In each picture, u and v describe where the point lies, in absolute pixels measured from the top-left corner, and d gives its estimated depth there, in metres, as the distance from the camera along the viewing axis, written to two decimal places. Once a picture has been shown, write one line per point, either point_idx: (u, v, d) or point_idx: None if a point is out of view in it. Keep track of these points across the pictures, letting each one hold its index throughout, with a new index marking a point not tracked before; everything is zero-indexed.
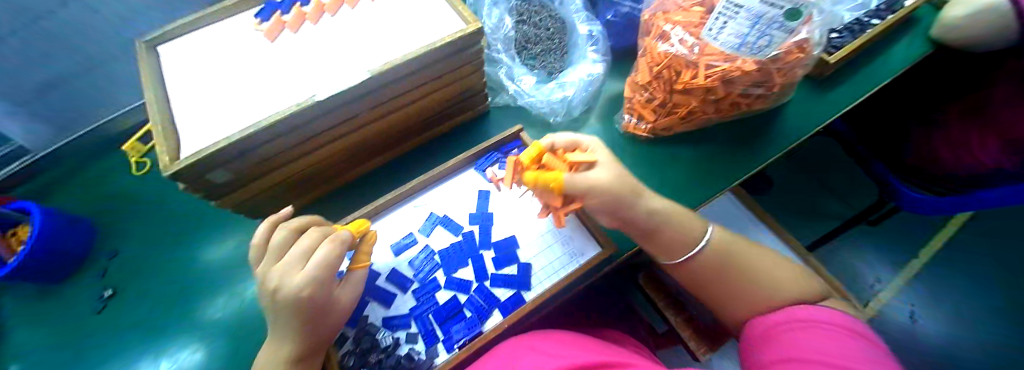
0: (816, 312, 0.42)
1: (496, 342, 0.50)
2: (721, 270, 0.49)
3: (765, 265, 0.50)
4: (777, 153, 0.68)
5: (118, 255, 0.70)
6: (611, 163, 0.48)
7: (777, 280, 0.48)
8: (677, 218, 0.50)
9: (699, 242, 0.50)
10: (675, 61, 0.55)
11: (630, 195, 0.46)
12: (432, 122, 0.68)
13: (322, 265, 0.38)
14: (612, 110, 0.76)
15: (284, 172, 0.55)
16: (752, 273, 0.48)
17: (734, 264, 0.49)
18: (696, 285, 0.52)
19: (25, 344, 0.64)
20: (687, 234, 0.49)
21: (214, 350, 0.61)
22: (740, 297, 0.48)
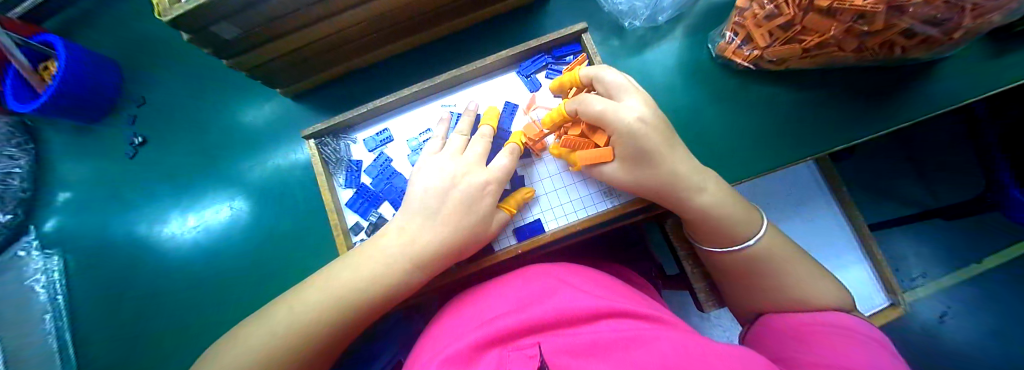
0: (861, 327, 0.33)
1: (524, 265, 0.41)
2: (751, 271, 0.40)
3: (812, 268, 0.39)
4: (891, 128, 0.53)
5: (144, 104, 0.66)
6: (635, 162, 0.37)
7: (820, 283, 0.38)
8: (717, 219, 0.39)
9: (741, 241, 0.39)
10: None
11: (661, 191, 0.38)
12: (480, 1, 0.55)
13: (504, 170, 0.41)
14: (711, 23, 0.59)
15: (305, 37, 0.46)
16: (793, 282, 0.38)
17: (771, 272, 0.39)
18: (722, 274, 0.44)
19: (71, 176, 0.66)
20: (726, 233, 0.39)
21: (245, 206, 0.63)
22: (764, 292, 0.39)
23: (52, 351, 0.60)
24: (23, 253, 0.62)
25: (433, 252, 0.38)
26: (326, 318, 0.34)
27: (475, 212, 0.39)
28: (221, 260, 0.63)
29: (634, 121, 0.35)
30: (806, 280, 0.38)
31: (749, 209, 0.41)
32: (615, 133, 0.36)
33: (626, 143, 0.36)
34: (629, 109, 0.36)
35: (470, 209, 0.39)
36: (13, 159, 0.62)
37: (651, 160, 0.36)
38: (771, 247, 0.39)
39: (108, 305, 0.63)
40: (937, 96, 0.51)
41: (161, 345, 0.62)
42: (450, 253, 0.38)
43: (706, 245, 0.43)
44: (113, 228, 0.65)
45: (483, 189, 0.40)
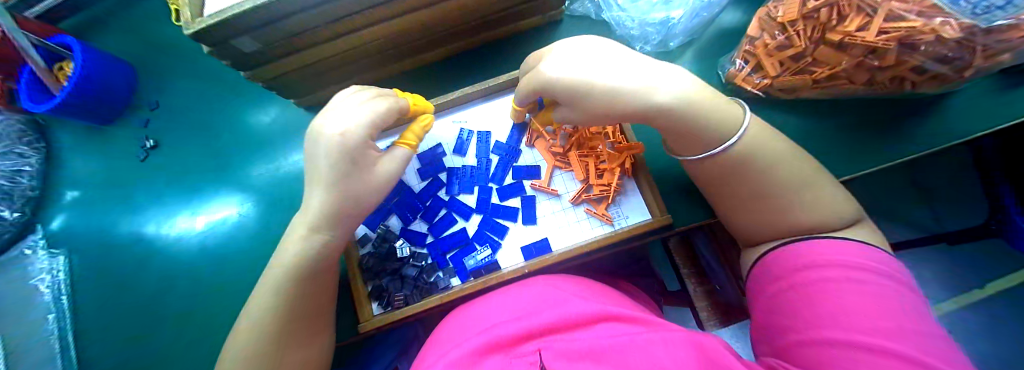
0: (872, 255, 0.29)
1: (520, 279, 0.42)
2: (746, 185, 0.36)
3: (808, 172, 0.35)
4: (902, 159, 0.54)
5: (158, 107, 0.66)
6: (570, 105, 0.38)
7: (820, 201, 0.34)
8: (696, 123, 0.34)
9: (726, 141, 0.35)
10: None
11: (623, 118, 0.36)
12: (493, 21, 0.56)
13: (383, 113, 0.37)
14: (722, 49, 0.59)
15: (322, 52, 0.47)
16: (785, 186, 0.34)
17: (762, 182, 0.35)
18: (713, 187, 0.40)
19: (77, 175, 0.67)
20: (712, 139, 0.35)
21: (251, 211, 0.63)
22: (759, 206, 0.36)
23: (53, 351, 0.59)
24: (29, 252, 0.62)
25: (342, 205, 0.36)
26: (292, 305, 0.35)
27: (362, 168, 0.36)
28: (223, 261, 0.62)
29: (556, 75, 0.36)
30: (803, 196, 0.34)
31: (736, 118, 0.35)
32: (557, 91, 0.37)
33: (552, 89, 0.37)
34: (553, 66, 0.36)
35: (348, 173, 0.35)
36: (23, 158, 0.63)
37: (584, 104, 0.36)
38: (768, 145, 0.35)
39: (106, 307, 0.62)
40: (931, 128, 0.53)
41: (158, 348, 0.61)
42: (362, 205, 0.37)
43: (691, 155, 0.39)
44: (118, 227, 0.65)
45: (366, 144, 0.36)
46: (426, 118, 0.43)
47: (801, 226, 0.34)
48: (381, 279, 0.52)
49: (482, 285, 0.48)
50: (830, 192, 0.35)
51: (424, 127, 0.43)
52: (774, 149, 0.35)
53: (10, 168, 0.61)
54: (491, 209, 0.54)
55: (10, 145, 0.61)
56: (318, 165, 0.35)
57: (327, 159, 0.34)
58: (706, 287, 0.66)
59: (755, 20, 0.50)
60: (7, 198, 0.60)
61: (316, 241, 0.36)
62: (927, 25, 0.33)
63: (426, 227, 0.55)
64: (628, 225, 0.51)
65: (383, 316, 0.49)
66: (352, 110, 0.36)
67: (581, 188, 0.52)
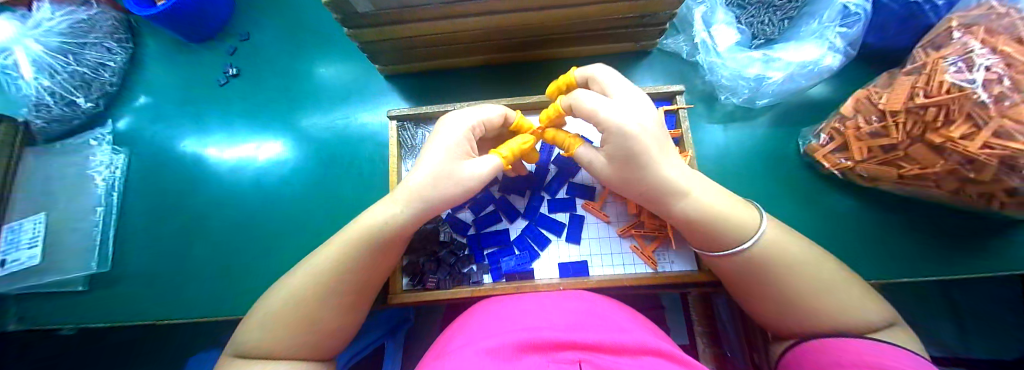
0: (894, 353, 0.25)
1: (534, 290, 0.41)
2: (762, 282, 0.34)
3: (836, 275, 0.33)
4: (964, 276, 0.52)
5: (249, 39, 0.69)
6: (620, 160, 0.36)
7: (840, 301, 0.31)
8: (712, 229, 0.36)
9: (742, 241, 0.35)
10: (958, 99, 0.35)
11: (649, 193, 0.37)
12: (589, 38, 0.56)
13: (489, 121, 0.41)
14: (809, 119, 0.59)
15: (426, 30, 0.48)
16: (809, 291, 0.32)
17: (777, 280, 0.33)
18: (726, 275, 0.39)
19: (154, 82, 0.70)
20: (724, 241, 0.36)
21: (300, 158, 0.64)
22: (777, 301, 0.34)
23: (94, 241, 0.61)
24: (94, 143, 0.65)
25: (433, 189, 0.37)
26: (359, 263, 0.35)
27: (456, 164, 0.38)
28: (270, 198, 0.63)
29: (630, 130, 0.34)
30: (818, 298, 0.31)
31: (750, 223, 0.35)
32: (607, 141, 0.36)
33: (613, 139, 0.35)
34: (626, 117, 0.34)
35: (451, 154, 0.37)
36: (110, 53, 0.66)
37: (638, 164, 0.35)
38: (779, 246, 0.34)
39: (149, 213, 0.64)
40: (999, 253, 0.51)
41: (188, 265, 0.62)
42: (450, 196, 0.37)
43: (707, 250, 0.39)
44: (183, 144, 0.67)
45: (468, 138, 0.39)
46: (525, 138, 0.42)
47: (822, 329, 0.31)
48: (416, 257, 0.53)
49: (513, 289, 0.48)
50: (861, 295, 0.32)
51: (522, 145, 0.41)
52: (787, 248, 0.34)
53: (96, 60, 0.64)
54: (538, 217, 0.54)
55: (101, 38, 0.64)
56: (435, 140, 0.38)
57: (456, 138, 0.38)
58: (716, 350, 0.62)
59: (851, 100, 0.50)
60: (85, 86, 0.63)
61: (392, 212, 0.37)
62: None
63: (470, 218, 0.56)
64: (671, 270, 0.50)
65: (412, 293, 0.50)
66: (480, 110, 0.41)
67: (630, 223, 0.52)
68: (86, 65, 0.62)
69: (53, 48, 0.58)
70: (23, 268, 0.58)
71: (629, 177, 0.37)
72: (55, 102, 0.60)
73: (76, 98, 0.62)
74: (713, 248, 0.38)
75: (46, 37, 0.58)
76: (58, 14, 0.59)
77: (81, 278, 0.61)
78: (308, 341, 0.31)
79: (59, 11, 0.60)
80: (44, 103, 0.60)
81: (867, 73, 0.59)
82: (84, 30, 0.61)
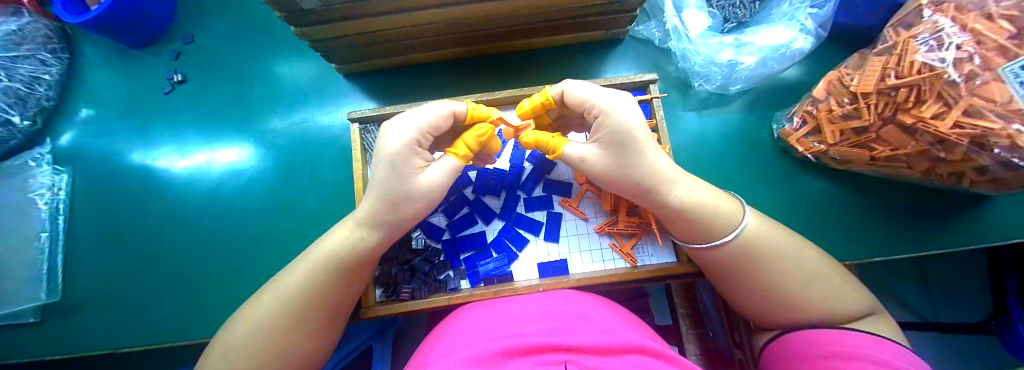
0: (888, 348, 0.26)
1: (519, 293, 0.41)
2: (744, 275, 0.35)
3: (817, 266, 0.33)
4: (935, 251, 0.53)
5: (194, 42, 0.64)
6: (616, 149, 0.35)
7: (818, 291, 0.32)
8: (700, 221, 0.35)
9: (726, 233, 0.35)
10: (931, 80, 0.35)
11: (641, 184, 0.35)
12: (559, 27, 0.54)
13: (433, 125, 0.36)
14: (783, 103, 0.59)
15: (382, 26, 0.45)
16: (788, 283, 0.32)
17: (759, 272, 0.33)
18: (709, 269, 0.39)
19: (98, 94, 0.64)
20: (711, 232, 0.35)
21: (263, 169, 0.61)
22: (758, 293, 0.34)
23: (41, 270, 0.57)
24: (33, 164, 0.60)
25: (391, 208, 0.36)
26: (320, 284, 0.34)
27: (403, 177, 0.35)
28: (234, 210, 0.60)
29: (625, 118, 0.34)
30: (796, 290, 0.32)
31: (734, 214, 0.35)
32: (598, 128, 0.36)
33: (608, 127, 0.35)
34: (620, 107, 0.35)
35: (398, 168, 0.34)
36: (44, 65, 0.61)
37: (633, 151, 0.34)
38: (760, 238, 0.34)
39: (103, 236, 0.60)
40: (967, 228, 0.52)
41: (149, 288, 0.58)
42: (406, 213, 0.37)
43: (690, 242, 0.38)
44: (130, 157, 0.63)
45: (413, 149, 0.35)
46: (481, 127, 0.37)
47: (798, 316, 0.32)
48: (390, 267, 0.51)
49: (492, 293, 0.46)
50: (839, 283, 0.33)
51: (479, 138, 0.38)
52: (772, 236, 0.34)
53: (29, 73, 0.58)
54: (515, 218, 0.53)
55: (33, 49, 0.59)
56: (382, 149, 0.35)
57: (397, 151, 0.34)
58: (700, 331, 0.61)
59: (823, 82, 0.50)
60: (21, 103, 0.58)
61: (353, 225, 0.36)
62: (1005, 129, 0.30)
63: (444, 222, 0.54)
64: (652, 264, 0.49)
65: (386, 304, 0.48)
66: (425, 111, 0.36)
67: (608, 221, 0.51)
68: (20, 80, 0.57)
69: None
70: None
71: (627, 168, 0.35)
72: None
73: (12, 116, 0.57)
74: (699, 241, 0.36)
75: None
76: None
77: (32, 310, 0.57)
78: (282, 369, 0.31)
79: None
80: None
81: (838, 53, 0.59)
82: (15, 41, 0.56)
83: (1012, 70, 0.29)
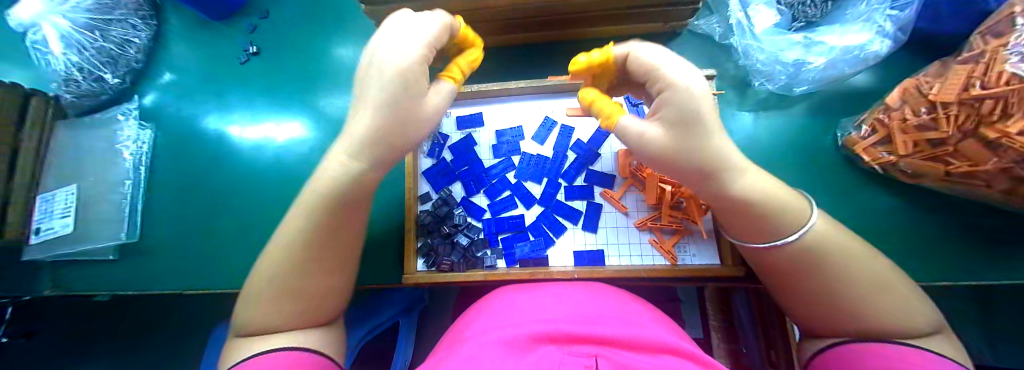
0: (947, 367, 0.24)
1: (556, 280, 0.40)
2: (803, 277, 0.32)
3: (895, 284, 0.29)
4: (1008, 281, 0.49)
5: (267, 18, 0.68)
6: (679, 126, 0.32)
7: (890, 307, 0.28)
8: (761, 213, 0.33)
9: (790, 232, 0.31)
10: (1018, 92, 0.32)
11: (706, 169, 0.33)
12: (618, 18, 0.54)
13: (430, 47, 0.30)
14: (849, 110, 0.56)
15: (450, 7, 0.47)
16: (858, 295, 0.29)
17: (824, 278, 0.30)
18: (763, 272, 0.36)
19: (177, 59, 0.70)
20: (769, 229, 0.33)
21: (319, 138, 0.65)
22: (815, 301, 0.31)
23: (123, 212, 0.63)
24: (122, 118, 0.66)
25: (370, 146, 0.30)
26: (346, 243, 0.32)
27: (398, 106, 0.29)
28: (292, 176, 0.64)
29: (698, 91, 0.31)
30: (864, 301, 0.28)
31: (797, 216, 0.32)
32: (664, 103, 0.33)
33: (674, 100, 0.32)
34: (693, 79, 0.32)
35: (395, 95, 0.29)
36: (134, 29, 0.67)
37: (700, 129, 0.31)
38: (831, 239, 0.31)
39: (174, 189, 0.66)
40: None
41: (210, 239, 0.64)
42: (390, 152, 0.31)
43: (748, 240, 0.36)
44: (203, 120, 0.68)
45: (415, 69, 0.29)
46: (474, 54, 0.39)
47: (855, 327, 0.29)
48: (433, 240, 0.53)
49: (529, 275, 0.49)
50: (916, 305, 0.29)
51: (471, 64, 0.38)
52: (842, 242, 0.31)
53: (122, 36, 0.65)
54: (555, 205, 0.53)
55: (125, 14, 0.64)
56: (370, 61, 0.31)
57: (386, 75, 0.28)
58: (732, 346, 0.63)
59: (896, 90, 0.47)
60: (112, 62, 0.64)
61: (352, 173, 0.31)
62: None
63: (485, 203, 0.55)
64: (691, 263, 0.48)
65: (427, 274, 0.51)
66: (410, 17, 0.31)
67: (653, 216, 0.50)
68: (112, 41, 0.63)
69: (80, 24, 0.58)
70: (58, 236, 0.61)
71: (691, 148, 0.32)
72: (84, 77, 0.62)
73: (104, 73, 0.64)
74: (760, 240, 0.34)
75: (73, 13, 0.58)
76: None
77: (112, 247, 0.63)
78: (301, 311, 0.30)
79: None
80: (73, 78, 0.61)
81: (915, 62, 0.55)
82: (109, 6, 0.61)
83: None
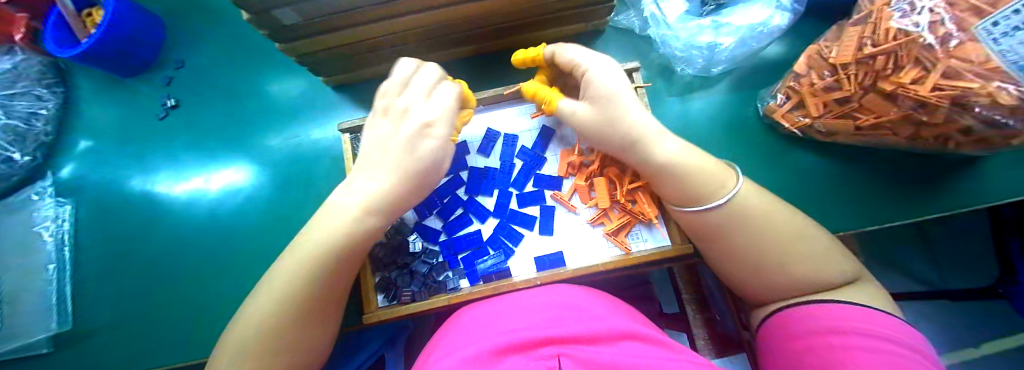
0: (857, 320, 0.28)
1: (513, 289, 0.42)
2: (748, 238, 0.34)
3: (804, 229, 0.35)
4: (935, 215, 0.53)
5: (183, 67, 0.65)
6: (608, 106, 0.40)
7: (809, 253, 0.33)
8: (687, 175, 0.36)
9: (719, 193, 0.35)
10: (907, 45, 0.35)
11: (631, 139, 0.39)
12: (540, 23, 0.55)
13: (443, 123, 0.42)
14: (770, 80, 0.59)
15: (364, 36, 0.46)
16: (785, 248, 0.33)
17: (760, 234, 0.34)
18: (708, 243, 0.39)
19: (94, 125, 0.66)
20: (694, 189, 0.36)
21: (260, 183, 0.62)
22: (761, 262, 0.34)
23: (51, 300, 0.59)
24: (37, 197, 0.61)
25: (382, 201, 0.38)
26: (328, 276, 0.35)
27: (418, 161, 0.40)
28: (235, 228, 0.61)
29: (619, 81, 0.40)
30: (791, 249, 0.33)
31: (719, 177, 0.36)
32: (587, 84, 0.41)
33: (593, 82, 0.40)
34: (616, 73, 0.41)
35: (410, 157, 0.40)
36: (40, 101, 0.62)
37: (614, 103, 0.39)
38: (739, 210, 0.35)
39: (111, 264, 0.62)
40: (961, 191, 0.53)
41: (156, 311, 0.59)
42: (395, 203, 0.40)
43: (692, 205, 0.37)
44: (130, 184, 0.64)
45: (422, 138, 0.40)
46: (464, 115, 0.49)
47: (792, 276, 0.32)
48: (390, 272, 0.52)
49: (491, 289, 0.47)
50: (824, 245, 0.34)
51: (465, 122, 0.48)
52: (762, 202, 0.35)
53: (26, 109, 0.60)
54: (508, 214, 0.53)
55: (28, 86, 0.60)
56: (400, 103, 0.42)
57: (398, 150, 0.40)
58: (706, 315, 0.63)
59: (803, 57, 0.50)
60: (20, 140, 0.59)
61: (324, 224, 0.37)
62: (983, 87, 0.29)
63: (440, 224, 0.55)
64: (646, 249, 0.49)
65: (389, 308, 0.49)
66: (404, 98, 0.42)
67: (600, 212, 0.51)
68: (17, 116, 0.58)
69: None
70: None
71: (611, 122, 0.39)
72: None
73: (13, 153, 0.58)
74: (700, 202, 0.36)
75: None
76: None
77: (46, 339, 0.58)
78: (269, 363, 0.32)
79: None
80: None
81: (820, 27, 0.59)
82: (10, 80, 0.58)
83: (984, 29, 0.27)
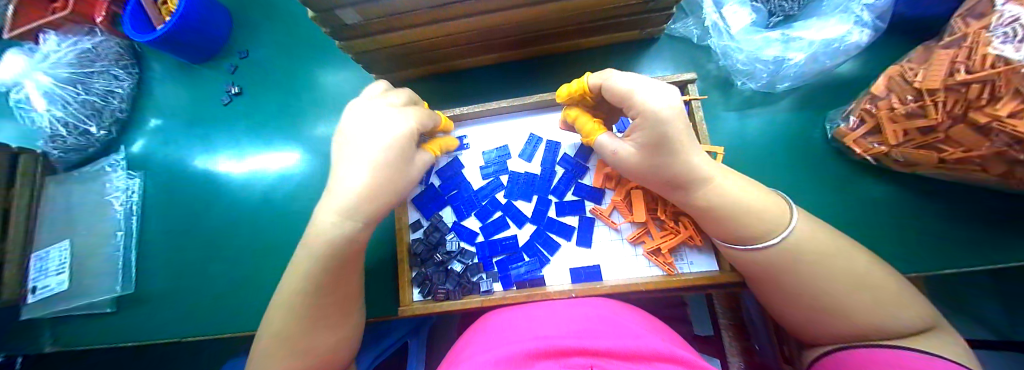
0: (944, 366, 0.25)
1: (549, 299, 0.42)
2: (797, 280, 0.33)
3: (875, 272, 0.32)
4: (1017, 263, 0.48)
5: (248, 56, 0.68)
6: (653, 149, 0.35)
7: (876, 299, 0.30)
8: (736, 213, 0.35)
9: (770, 238, 0.34)
10: (1007, 74, 0.31)
11: (680, 179, 0.36)
12: (597, 28, 0.53)
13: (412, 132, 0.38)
14: (833, 100, 0.56)
15: (423, 35, 0.46)
16: (846, 290, 0.31)
17: (814, 276, 0.32)
18: (754, 278, 0.38)
19: (161, 106, 0.71)
20: (742, 232, 0.35)
21: (305, 171, 0.64)
22: (814, 306, 0.32)
23: (116, 265, 0.63)
24: (109, 169, 0.67)
25: (360, 205, 0.34)
26: None
27: (399, 175, 0.38)
28: (279, 212, 0.64)
29: (663, 105, 0.33)
30: (852, 294, 0.31)
31: (773, 219, 0.34)
32: (641, 121, 0.35)
33: (646, 122, 0.35)
34: (662, 95, 0.34)
35: (389, 171, 0.36)
36: (116, 80, 0.67)
37: (670, 147, 0.34)
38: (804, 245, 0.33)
39: (168, 236, 0.66)
40: None
41: (204, 284, 0.63)
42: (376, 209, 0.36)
43: (737, 244, 0.36)
44: (189, 162, 0.68)
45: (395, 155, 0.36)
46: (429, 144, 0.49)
47: (851, 324, 0.30)
48: (426, 268, 0.52)
49: (524, 297, 0.47)
50: (898, 290, 0.31)
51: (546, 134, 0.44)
52: (821, 243, 0.33)
53: (104, 87, 0.65)
54: (547, 222, 0.53)
55: (107, 66, 0.65)
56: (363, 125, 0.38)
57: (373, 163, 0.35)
58: (744, 344, 0.55)
59: (882, 78, 0.46)
60: (96, 115, 0.65)
61: (342, 229, 0.34)
62: None
63: (477, 225, 0.54)
64: (691, 271, 0.47)
65: (423, 304, 0.50)
66: (369, 102, 0.41)
67: (640, 229, 0.49)
68: (95, 93, 0.64)
69: (61, 78, 0.59)
70: (57, 292, 0.62)
71: (658, 166, 0.36)
72: (69, 132, 0.62)
73: (89, 127, 0.64)
74: (742, 244, 0.36)
75: (55, 69, 0.58)
76: (64, 45, 0.60)
77: (108, 300, 0.63)
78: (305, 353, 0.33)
79: (64, 42, 0.61)
80: (59, 134, 0.61)
81: (901, 45, 0.54)
82: (90, 59, 0.62)
83: None
